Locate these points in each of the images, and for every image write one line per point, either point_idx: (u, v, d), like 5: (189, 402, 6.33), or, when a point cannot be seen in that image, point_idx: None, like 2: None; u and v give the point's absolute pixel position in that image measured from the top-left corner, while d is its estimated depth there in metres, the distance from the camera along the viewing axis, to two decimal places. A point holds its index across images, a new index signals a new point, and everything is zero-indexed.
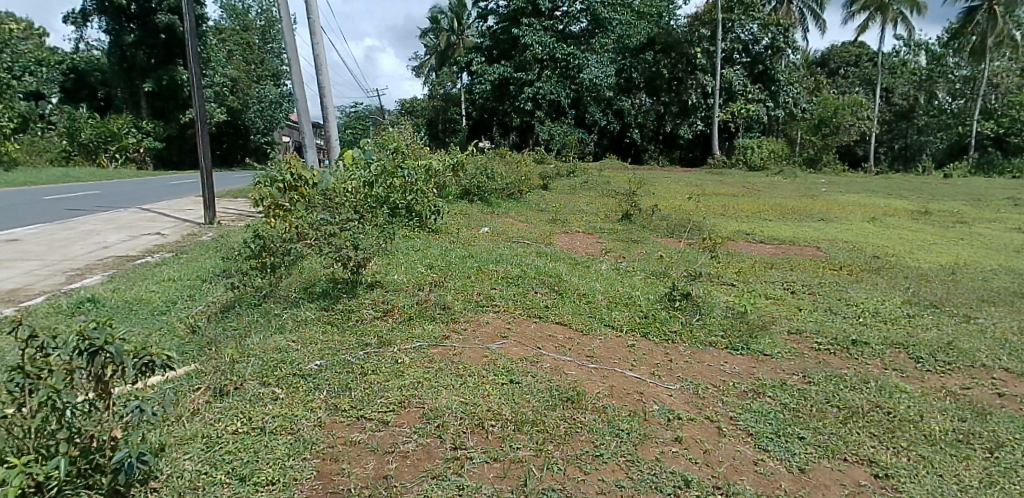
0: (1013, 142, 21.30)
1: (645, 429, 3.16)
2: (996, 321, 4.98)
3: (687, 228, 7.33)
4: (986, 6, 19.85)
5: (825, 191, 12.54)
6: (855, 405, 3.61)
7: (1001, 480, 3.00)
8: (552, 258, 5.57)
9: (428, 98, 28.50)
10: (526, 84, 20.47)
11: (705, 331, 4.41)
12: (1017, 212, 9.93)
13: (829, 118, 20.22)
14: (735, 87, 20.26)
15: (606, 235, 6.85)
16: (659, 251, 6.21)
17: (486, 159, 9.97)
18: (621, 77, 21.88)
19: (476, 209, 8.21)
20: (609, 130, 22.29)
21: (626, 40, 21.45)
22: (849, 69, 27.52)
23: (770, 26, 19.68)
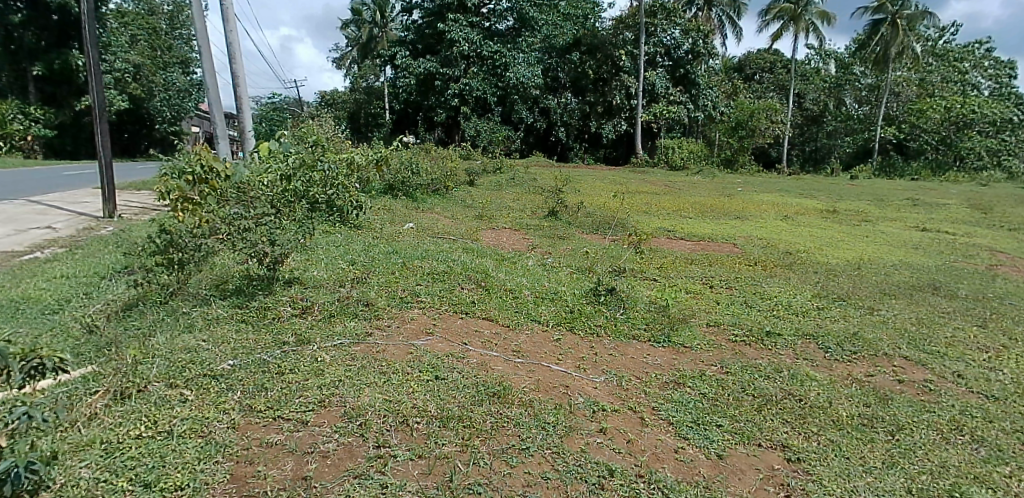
0: (912, 147, 23.04)
1: (571, 421, 3.21)
2: (896, 313, 5.37)
3: (612, 224, 7.48)
4: (890, 19, 21.17)
5: (741, 190, 13.11)
6: (769, 394, 3.78)
7: (900, 460, 3.22)
8: (478, 254, 5.56)
9: (350, 92, 28.22)
10: (452, 80, 20.50)
11: (628, 325, 4.51)
12: (913, 211, 10.77)
13: (745, 121, 21.40)
14: (657, 89, 20.86)
15: (532, 230, 6.94)
16: (584, 247, 6.30)
17: (411, 154, 9.83)
18: (548, 77, 22.25)
19: (400, 204, 8.13)
20: (535, 128, 22.60)
21: (551, 40, 21.60)
22: (763, 75, 28.95)
23: (691, 32, 20.50)
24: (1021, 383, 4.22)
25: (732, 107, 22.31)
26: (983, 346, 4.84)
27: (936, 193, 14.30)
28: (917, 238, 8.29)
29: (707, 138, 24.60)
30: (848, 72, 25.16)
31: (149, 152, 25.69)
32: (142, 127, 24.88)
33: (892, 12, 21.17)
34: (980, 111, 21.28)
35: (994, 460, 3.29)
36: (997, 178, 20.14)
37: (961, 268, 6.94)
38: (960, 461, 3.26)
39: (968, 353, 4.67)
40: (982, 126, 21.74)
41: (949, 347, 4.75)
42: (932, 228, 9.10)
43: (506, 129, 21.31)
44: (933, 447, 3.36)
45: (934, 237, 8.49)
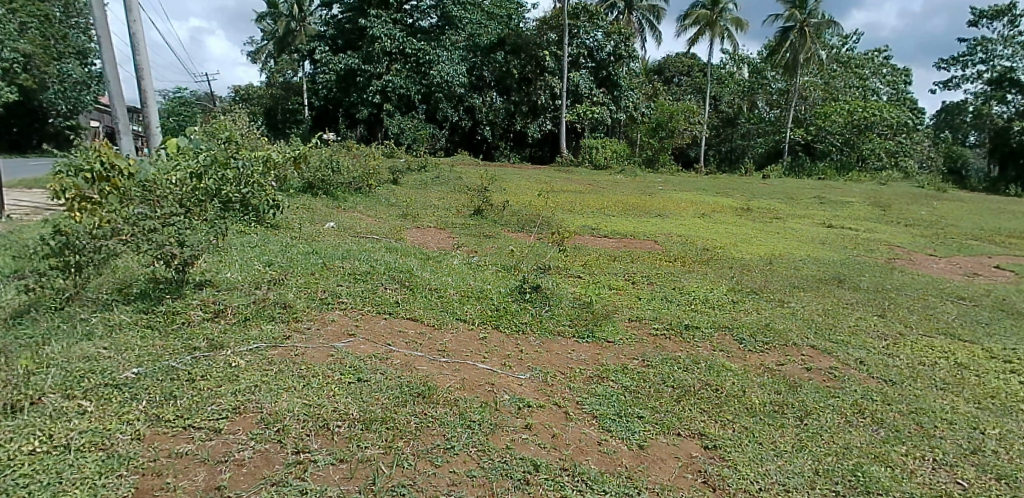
0: (818, 148, 24.51)
1: (496, 419, 3.24)
2: (804, 305, 5.71)
3: (537, 223, 7.57)
4: (799, 26, 22.37)
5: (662, 189, 13.57)
6: (687, 384, 3.94)
7: (808, 443, 3.43)
8: (402, 253, 5.50)
9: (267, 87, 27.56)
10: (375, 77, 20.25)
11: (553, 321, 4.58)
12: (819, 208, 11.47)
13: (665, 123, 22.15)
14: (581, 90, 21.24)
15: (457, 229, 6.93)
16: (510, 246, 6.34)
17: (332, 152, 9.58)
18: (472, 76, 21.75)
19: (320, 203, 7.94)
20: (460, 127, 22.35)
21: (476, 39, 21.38)
22: (681, 78, 30.08)
23: (613, 34, 21.04)
24: (914, 367, 4.59)
25: (652, 108, 23.04)
26: (881, 333, 5.23)
27: (840, 192, 15.28)
28: (824, 234, 8.83)
29: (629, 138, 25.29)
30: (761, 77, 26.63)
31: (42, 147, 23.88)
32: (33, 121, 23.12)
33: (801, 20, 22.37)
34: (879, 116, 22.90)
35: (891, 440, 3.55)
36: (894, 177, 21.74)
37: (862, 261, 7.45)
38: (861, 442, 3.50)
39: (868, 341, 5.03)
40: (881, 129, 23.40)
41: (851, 335, 5.10)
42: (836, 225, 9.72)
43: (430, 127, 21.02)
44: (838, 430, 3.60)
45: (838, 233, 9.07)
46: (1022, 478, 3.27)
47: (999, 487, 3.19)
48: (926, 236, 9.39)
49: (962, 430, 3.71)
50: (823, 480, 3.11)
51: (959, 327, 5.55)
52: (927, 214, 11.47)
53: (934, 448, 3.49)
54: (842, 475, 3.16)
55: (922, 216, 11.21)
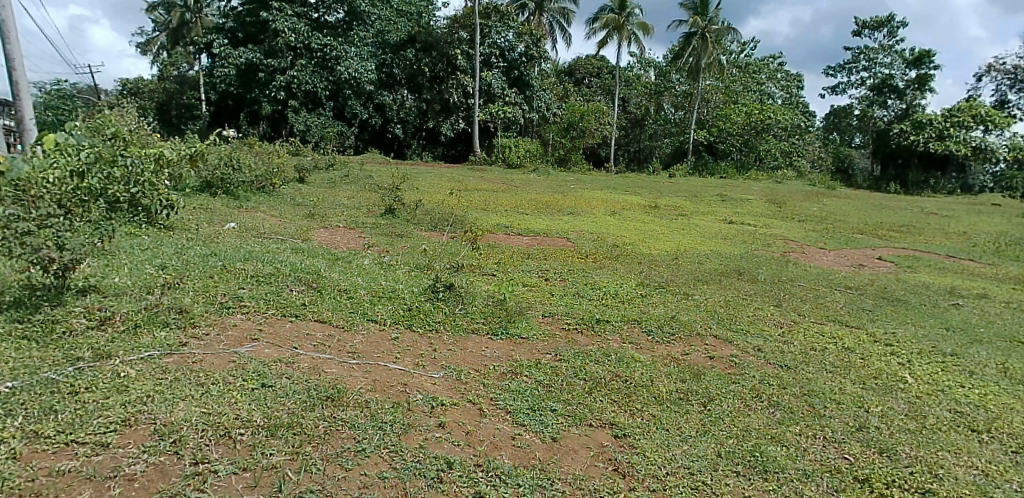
0: (720, 148, 25.88)
1: (408, 419, 3.23)
2: (707, 297, 6.03)
3: (450, 221, 7.56)
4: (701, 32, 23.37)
5: (573, 188, 13.87)
6: (598, 377, 4.07)
7: (711, 428, 3.63)
8: (309, 254, 5.34)
9: (158, 80, 26.55)
10: (278, 71, 19.54)
11: (467, 319, 4.60)
12: (721, 205, 12.11)
13: (576, 123, 22.72)
14: (494, 89, 21.36)
15: (368, 229, 6.81)
16: (422, 245, 6.30)
17: (232, 149, 9.17)
18: (382, 72, 21.48)
19: (219, 202, 7.57)
20: (370, 124, 21.73)
21: (385, 36, 21.25)
22: (591, 79, 30.92)
23: (524, 35, 21.30)
24: (807, 352, 4.95)
25: (563, 109, 23.59)
26: (778, 322, 5.61)
27: (739, 190, 16.17)
28: (725, 230, 9.32)
29: (541, 138, 25.49)
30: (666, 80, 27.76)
31: None
32: None
33: (703, 26, 23.32)
34: (773, 118, 24.42)
35: (786, 420, 3.82)
36: (788, 175, 23.24)
37: (760, 255, 7.93)
38: (760, 424, 3.74)
39: (765, 329, 5.39)
40: (776, 131, 24.94)
41: (750, 324, 5.44)
42: (736, 221, 10.29)
43: (338, 124, 20.59)
44: (738, 414, 3.83)
45: (738, 228, 9.61)
46: (900, 450, 3.58)
47: (881, 460, 3.48)
48: (818, 230, 10.11)
49: (848, 410, 4.04)
50: (725, 462, 3.30)
51: (846, 314, 6.04)
52: (818, 210, 12.36)
53: (823, 427, 3.78)
54: (742, 456, 3.37)
55: (814, 212, 12.06)
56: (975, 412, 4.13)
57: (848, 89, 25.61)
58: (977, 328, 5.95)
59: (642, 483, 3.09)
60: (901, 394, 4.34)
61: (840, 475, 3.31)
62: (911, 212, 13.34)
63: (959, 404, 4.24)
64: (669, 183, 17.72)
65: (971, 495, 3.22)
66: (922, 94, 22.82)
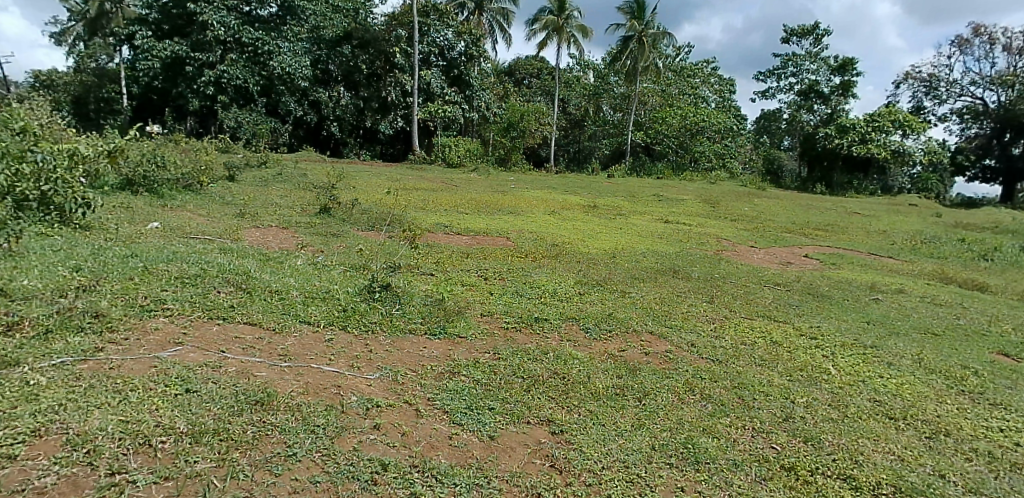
0: (656, 149, 26.55)
1: (342, 421, 3.19)
2: (643, 294, 6.19)
3: (388, 221, 7.48)
4: (638, 36, 23.84)
5: (513, 187, 13.95)
6: (536, 374, 4.12)
7: (645, 421, 3.73)
8: (239, 255, 5.18)
9: (74, 72, 25.28)
10: (207, 66, 18.87)
11: (404, 319, 4.57)
12: (657, 205, 12.44)
13: (516, 123, 22.88)
14: (434, 88, 21.26)
15: (303, 228, 6.66)
16: (359, 244, 6.21)
17: (155, 145, 8.81)
18: (317, 69, 20.83)
19: (142, 201, 7.23)
20: (305, 122, 21.34)
21: (319, 31, 20.49)
22: (532, 80, 31.25)
23: (464, 34, 21.35)
24: (737, 346, 5.15)
25: (504, 109, 23.74)
26: (710, 317, 5.82)
27: (675, 190, 16.61)
28: (661, 229, 9.58)
29: (482, 138, 25.57)
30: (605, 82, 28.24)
31: None
32: None
33: (639, 30, 23.80)
34: (707, 121, 25.23)
35: (717, 413, 3.96)
36: (722, 176, 24.03)
37: (694, 254, 8.18)
38: (692, 417, 3.87)
39: (698, 324, 5.57)
40: (710, 133, 25.78)
41: (684, 320, 5.62)
42: (672, 220, 10.59)
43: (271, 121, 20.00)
44: (671, 407, 3.95)
45: (673, 228, 9.89)
46: (822, 438, 3.78)
47: (805, 448, 3.66)
48: (749, 230, 10.51)
49: (775, 401, 4.23)
50: (659, 455, 3.40)
51: (774, 310, 6.31)
52: (749, 210, 12.86)
53: (752, 418, 3.95)
54: (675, 449, 3.48)
55: (746, 212, 12.52)
56: (892, 401, 4.39)
57: (777, 93, 26.70)
58: (894, 321, 6.33)
59: (578, 478, 3.15)
60: (825, 385, 4.57)
61: (768, 464, 3.46)
62: (836, 212, 14.04)
63: (878, 394, 4.50)
64: (608, 183, 18.04)
65: (887, 478, 3.42)
66: (846, 99, 24.05)
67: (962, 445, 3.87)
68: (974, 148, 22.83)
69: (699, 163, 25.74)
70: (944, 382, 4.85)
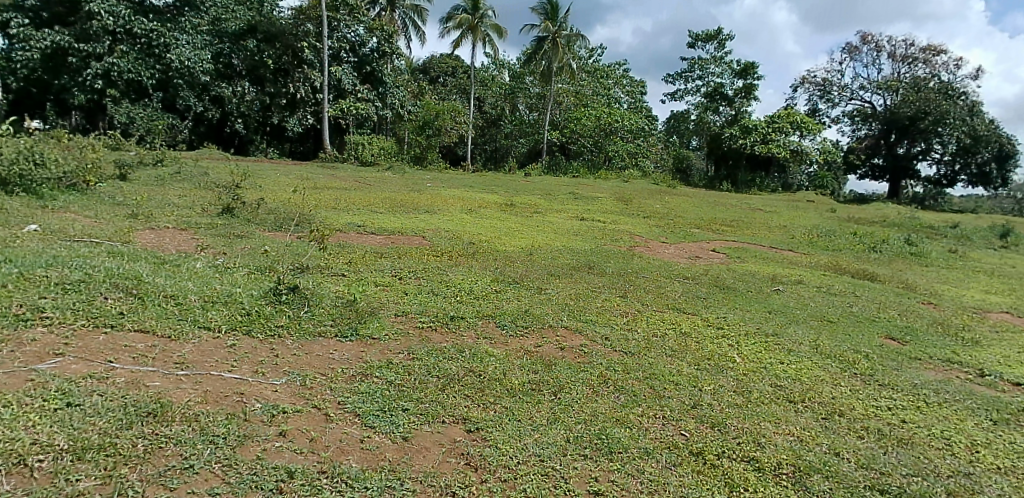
0: (572, 149, 27.10)
1: (244, 430, 3.08)
2: (559, 290, 6.31)
3: (296, 221, 7.25)
4: (551, 37, 24.20)
5: (430, 186, 13.86)
6: (451, 373, 4.12)
7: (560, 415, 3.81)
8: (130, 258, 4.88)
9: None
10: (93, 57, 17.67)
11: (314, 322, 4.46)
12: (573, 203, 12.73)
13: (431, 121, 22.80)
14: (344, 85, 20.87)
15: (204, 229, 6.38)
16: (264, 245, 5.99)
17: (32, 141, 8.15)
18: (218, 63, 19.53)
19: (18, 202, 6.67)
20: (206, 118, 20.29)
21: (221, 24, 19.58)
22: (447, 79, 31.26)
23: (375, 30, 21.10)
24: (648, 338, 5.35)
25: (418, 107, 23.60)
26: (623, 311, 6.01)
27: (590, 188, 17.03)
28: (576, 226, 9.79)
29: (397, 136, 25.34)
30: (520, 82, 28.57)
31: None
32: None
33: (553, 32, 24.18)
34: (621, 121, 26.00)
35: (629, 403, 4.10)
36: (635, 175, 24.80)
37: (608, 250, 8.40)
38: (606, 408, 3.99)
39: (612, 318, 5.74)
40: (623, 133, 26.58)
41: (599, 314, 5.78)
42: (587, 217, 10.85)
43: (168, 116, 18.92)
44: (586, 400, 4.05)
45: (588, 225, 10.13)
46: (727, 423, 3.99)
47: (711, 433, 3.85)
48: (661, 226, 10.93)
49: (684, 389, 4.42)
50: (573, 447, 3.49)
51: (683, 303, 6.58)
52: (661, 207, 13.37)
53: (663, 407, 4.11)
54: (589, 440, 3.57)
55: (657, 209, 13.01)
56: (792, 385, 4.69)
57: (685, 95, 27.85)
58: (794, 310, 6.77)
59: (494, 474, 3.18)
60: (730, 372, 4.83)
61: (677, 450, 3.61)
62: (741, 208, 14.82)
63: (779, 379, 4.80)
64: (524, 182, 18.24)
65: (787, 458, 3.64)
66: (748, 102, 25.44)
67: (854, 424, 4.19)
68: (864, 148, 24.66)
69: (612, 162, 26.52)
70: (839, 365, 5.23)
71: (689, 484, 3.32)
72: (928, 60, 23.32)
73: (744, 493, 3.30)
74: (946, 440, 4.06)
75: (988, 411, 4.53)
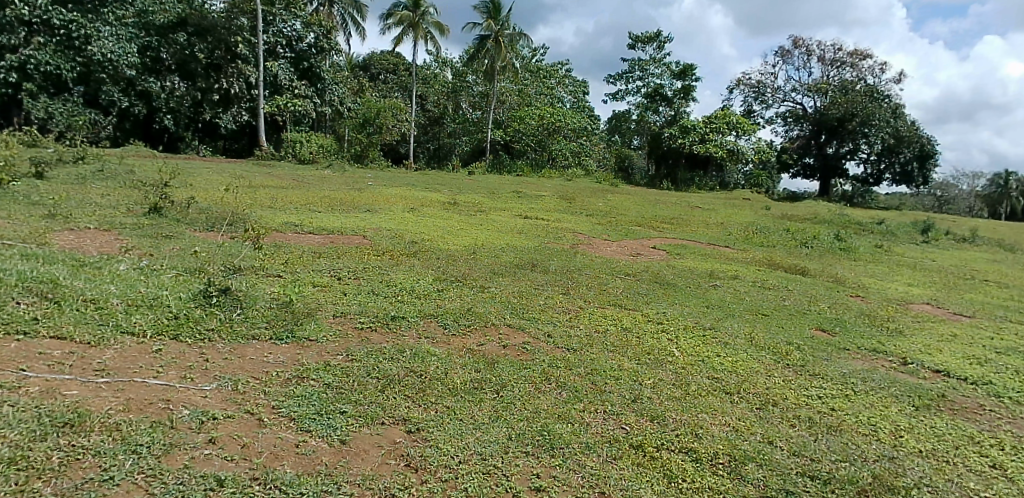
0: (516, 147, 27.18)
1: (171, 438, 2.98)
2: (502, 289, 6.34)
3: (229, 221, 7.04)
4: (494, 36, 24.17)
5: (371, 185, 13.65)
6: (391, 374, 4.09)
7: (503, 413, 3.83)
8: (46, 261, 4.64)
9: None
10: (6, 49, 16.30)
11: (247, 325, 4.34)
12: (517, 201, 12.79)
13: (373, 119, 22.52)
14: (280, 81, 20.40)
15: (128, 229, 6.11)
16: (194, 246, 5.79)
17: None
18: (145, 56, 18.94)
19: None
20: (132, 114, 19.42)
21: (148, 16, 18.79)
22: (388, 76, 30.95)
23: (313, 26, 20.74)
24: (590, 334, 5.44)
25: (358, 104, 23.27)
26: (566, 308, 6.08)
27: (534, 187, 17.15)
28: (518, 225, 9.84)
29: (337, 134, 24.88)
30: (462, 80, 28.58)
31: None
32: None
33: (495, 31, 24.18)
34: (564, 120, 26.27)
35: (572, 399, 4.17)
36: (578, 173, 25.10)
37: (551, 248, 8.49)
38: (548, 404, 4.04)
39: (554, 315, 5.81)
40: (566, 132, 26.86)
41: (541, 312, 5.84)
42: (530, 216, 10.93)
43: (91, 112, 18.00)
44: (528, 396, 4.10)
45: (532, 223, 10.21)
46: (666, 415, 4.10)
47: (651, 426, 3.95)
48: (603, 224, 11.12)
49: (625, 383, 4.52)
50: (515, 444, 3.52)
51: (624, 298, 6.72)
52: (603, 205, 13.59)
53: (604, 402, 4.19)
54: (532, 437, 3.61)
55: (600, 207, 13.21)
56: (729, 377, 4.86)
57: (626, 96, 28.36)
58: (730, 304, 7.00)
59: (434, 475, 3.17)
60: (669, 366, 4.96)
61: (618, 443, 3.69)
62: (681, 206, 15.21)
63: (715, 371, 4.96)
64: (467, 180, 18.20)
65: (723, 448, 3.77)
66: (686, 103, 26.17)
67: (787, 413, 4.37)
68: (796, 148, 25.88)
69: (556, 161, 26.76)
70: (773, 357, 5.44)
71: (629, 477, 3.40)
72: (855, 64, 24.51)
73: (681, 483, 3.40)
74: (872, 426, 4.29)
75: (911, 398, 4.81)
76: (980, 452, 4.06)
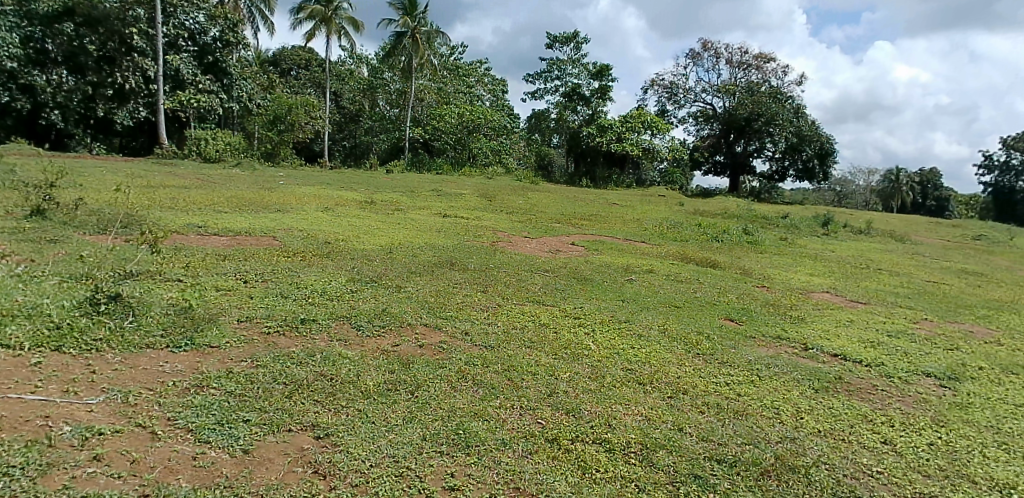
0: (435, 145, 26.98)
1: (49, 457, 2.85)
2: (419, 288, 6.33)
3: (123, 223, 6.69)
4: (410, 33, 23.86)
5: (283, 184, 13.25)
6: (300, 378, 4.02)
7: (417, 413, 3.85)
8: None
9: None
10: None
11: (140, 333, 4.16)
12: (437, 200, 12.77)
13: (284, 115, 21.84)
14: (183, 75, 19.41)
15: (6, 233, 5.70)
16: (83, 251, 5.48)
17: None
18: (27, 48, 17.65)
19: None
20: (15, 109, 18.26)
21: (31, 4, 17.66)
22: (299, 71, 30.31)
23: (218, 18, 19.95)
24: (507, 331, 5.53)
25: (268, 100, 22.49)
26: (484, 306, 6.14)
27: (455, 185, 17.12)
28: (437, 223, 9.83)
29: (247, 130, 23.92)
30: (378, 77, 28.22)
31: None
32: None
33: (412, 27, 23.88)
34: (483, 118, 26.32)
35: (488, 396, 4.23)
36: (499, 171, 25.23)
37: (470, 246, 8.53)
38: (464, 402, 4.08)
39: (472, 313, 5.86)
40: (486, 130, 26.86)
41: (459, 310, 5.87)
42: (448, 214, 10.95)
43: None
44: (444, 396, 4.13)
45: (451, 221, 10.24)
46: (579, 408, 4.24)
47: (565, 419, 4.07)
48: (524, 221, 11.26)
49: (541, 378, 4.63)
50: (429, 445, 3.54)
51: (543, 295, 6.86)
52: (523, 203, 13.77)
53: (521, 397, 4.28)
54: (446, 436, 3.65)
55: (520, 205, 13.37)
56: (641, 368, 5.06)
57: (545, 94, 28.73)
58: (645, 297, 7.28)
59: (344, 480, 3.15)
60: (585, 359, 5.12)
61: (533, 438, 3.79)
62: (600, 203, 15.61)
63: (629, 363, 5.15)
64: (383, 179, 17.94)
65: (635, 437, 3.93)
66: (604, 102, 26.84)
67: (696, 400, 4.60)
68: (706, 146, 26.85)
69: (476, 159, 26.80)
70: (684, 347, 5.70)
71: (543, 470, 3.49)
72: (760, 67, 25.83)
73: (594, 474, 3.53)
74: (776, 409, 4.58)
75: (811, 381, 5.17)
76: (872, 429, 4.41)
